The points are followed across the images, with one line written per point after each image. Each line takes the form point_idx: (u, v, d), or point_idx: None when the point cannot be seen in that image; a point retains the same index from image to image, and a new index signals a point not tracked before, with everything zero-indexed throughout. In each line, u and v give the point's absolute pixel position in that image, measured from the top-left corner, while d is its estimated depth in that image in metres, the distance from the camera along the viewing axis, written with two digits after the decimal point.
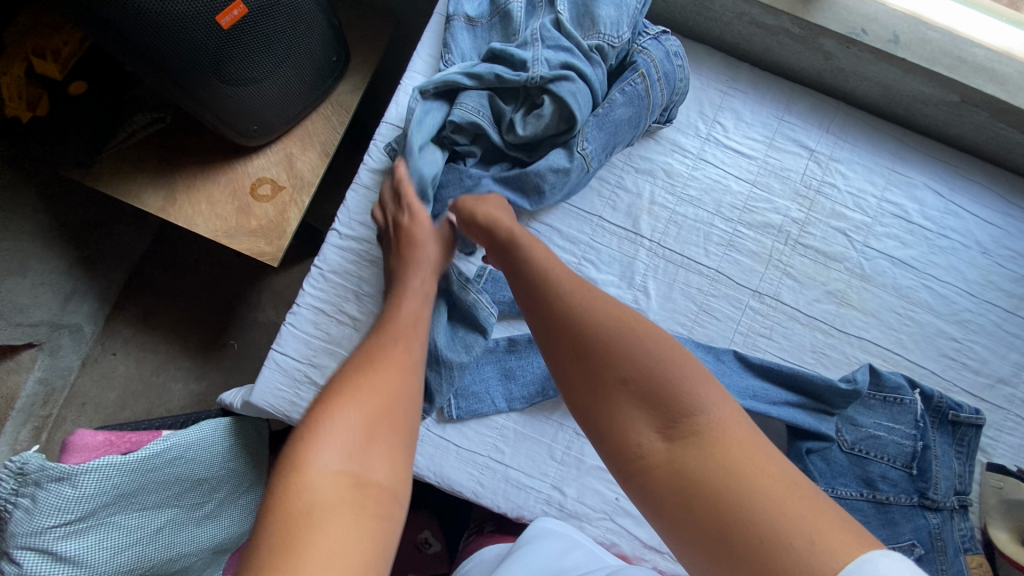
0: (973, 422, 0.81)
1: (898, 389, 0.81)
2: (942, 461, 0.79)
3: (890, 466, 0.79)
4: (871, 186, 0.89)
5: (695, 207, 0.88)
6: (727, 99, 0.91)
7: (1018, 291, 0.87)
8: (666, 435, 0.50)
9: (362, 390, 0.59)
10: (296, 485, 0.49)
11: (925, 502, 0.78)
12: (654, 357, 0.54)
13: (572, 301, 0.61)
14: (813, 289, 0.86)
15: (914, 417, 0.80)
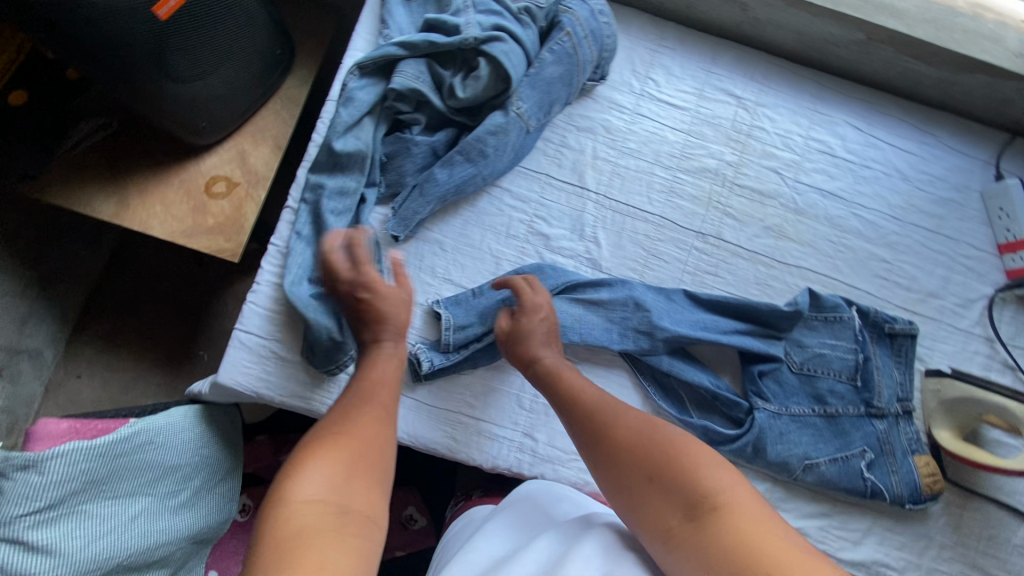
0: (908, 332, 0.87)
1: (836, 309, 0.87)
2: (883, 371, 0.85)
3: (837, 380, 0.85)
4: (797, 127, 0.95)
5: (635, 159, 0.92)
6: (657, 55, 0.96)
7: (938, 211, 0.94)
8: (692, 519, 0.57)
9: (338, 433, 0.61)
10: (282, 515, 0.51)
11: (871, 411, 0.84)
12: (671, 454, 0.63)
13: (603, 418, 0.70)
14: (751, 226, 0.92)
15: (853, 333, 0.86)
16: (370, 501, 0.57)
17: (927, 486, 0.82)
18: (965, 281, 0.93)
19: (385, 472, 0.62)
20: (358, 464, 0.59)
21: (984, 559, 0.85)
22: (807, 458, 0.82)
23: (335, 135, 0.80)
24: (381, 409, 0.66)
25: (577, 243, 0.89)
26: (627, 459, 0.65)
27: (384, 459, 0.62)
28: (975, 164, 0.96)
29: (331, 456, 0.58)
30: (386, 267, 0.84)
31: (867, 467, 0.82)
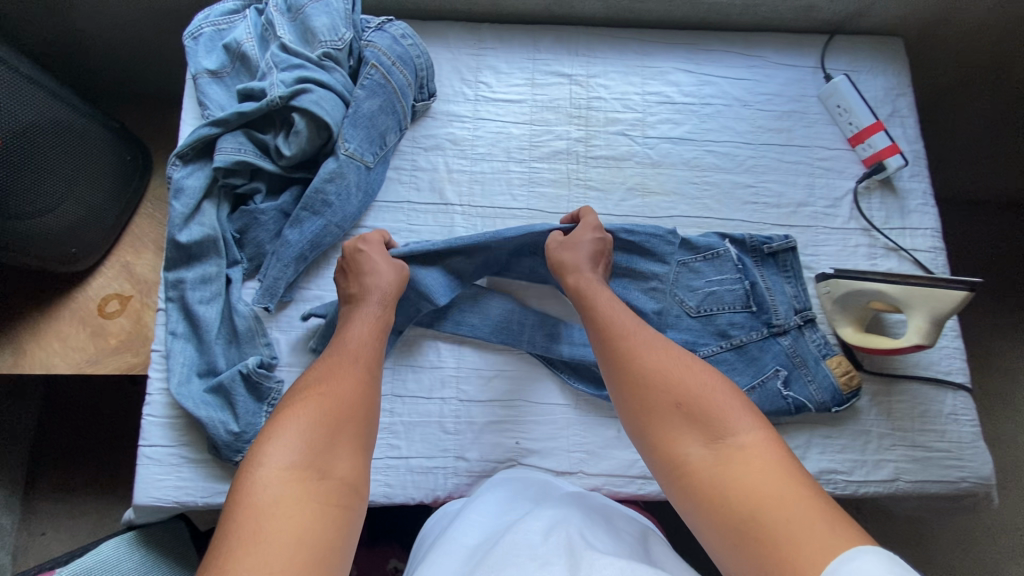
0: (787, 245, 0.90)
1: (711, 247, 0.90)
2: (773, 290, 0.89)
3: (734, 312, 0.88)
4: (631, 87, 0.99)
5: (488, 161, 0.94)
6: (481, 59, 0.98)
7: (784, 125, 0.98)
8: (707, 452, 0.59)
9: (316, 395, 0.63)
10: (248, 486, 0.54)
11: (773, 330, 0.87)
12: (696, 389, 0.64)
13: (630, 341, 0.71)
14: (616, 192, 0.94)
15: (734, 264, 0.89)
16: (348, 464, 0.60)
17: (844, 386, 0.84)
18: (828, 182, 0.96)
19: (367, 434, 0.64)
20: (335, 424, 0.61)
21: (924, 437, 0.87)
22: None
23: (177, 229, 0.80)
24: (360, 367, 0.69)
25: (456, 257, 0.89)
26: (645, 382, 0.66)
27: (367, 422, 0.65)
28: (805, 72, 1.01)
29: (307, 420, 0.60)
30: (273, 337, 0.83)
31: (785, 385, 0.85)
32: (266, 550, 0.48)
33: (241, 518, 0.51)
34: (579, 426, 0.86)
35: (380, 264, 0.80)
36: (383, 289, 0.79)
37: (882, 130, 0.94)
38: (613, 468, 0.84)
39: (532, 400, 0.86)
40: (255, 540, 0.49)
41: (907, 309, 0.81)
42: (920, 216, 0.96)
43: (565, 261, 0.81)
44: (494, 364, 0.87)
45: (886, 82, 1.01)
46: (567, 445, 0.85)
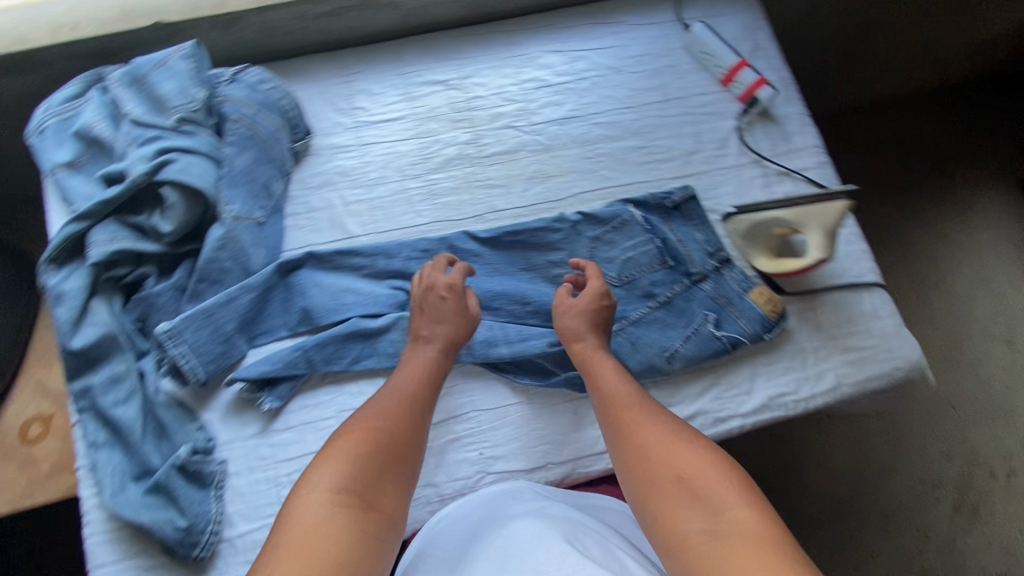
0: (687, 195, 0.94)
1: (617, 215, 0.92)
2: (685, 241, 0.92)
3: (653, 271, 0.90)
4: (506, 78, 0.99)
5: (383, 184, 0.92)
6: (352, 85, 0.96)
7: (659, 83, 1.01)
8: (705, 527, 0.57)
9: (368, 430, 0.66)
10: (295, 508, 0.57)
11: (694, 279, 0.90)
12: (703, 462, 0.63)
13: (636, 414, 0.71)
14: (517, 183, 0.95)
15: (641, 226, 0.91)
16: (390, 501, 0.62)
17: (770, 314, 0.88)
18: (713, 125, 1.00)
19: (409, 475, 0.66)
20: (381, 462, 0.64)
21: (854, 340, 0.92)
22: (665, 349, 0.86)
23: (68, 336, 0.76)
24: (410, 410, 0.71)
25: (374, 285, 0.86)
26: (648, 456, 0.66)
27: (412, 463, 0.67)
28: (667, 27, 1.03)
29: (357, 451, 0.63)
30: (204, 418, 0.80)
31: (717, 326, 0.88)
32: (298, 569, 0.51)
33: (282, 540, 0.54)
34: (537, 420, 0.86)
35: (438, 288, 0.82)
36: (450, 334, 0.79)
37: (746, 66, 0.99)
38: (579, 450, 0.85)
39: (484, 407, 0.86)
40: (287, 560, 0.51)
41: (804, 228, 0.85)
42: (803, 137, 1.00)
43: (564, 320, 0.83)
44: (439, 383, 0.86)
45: (743, 20, 1.05)
46: (530, 441, 0.85)
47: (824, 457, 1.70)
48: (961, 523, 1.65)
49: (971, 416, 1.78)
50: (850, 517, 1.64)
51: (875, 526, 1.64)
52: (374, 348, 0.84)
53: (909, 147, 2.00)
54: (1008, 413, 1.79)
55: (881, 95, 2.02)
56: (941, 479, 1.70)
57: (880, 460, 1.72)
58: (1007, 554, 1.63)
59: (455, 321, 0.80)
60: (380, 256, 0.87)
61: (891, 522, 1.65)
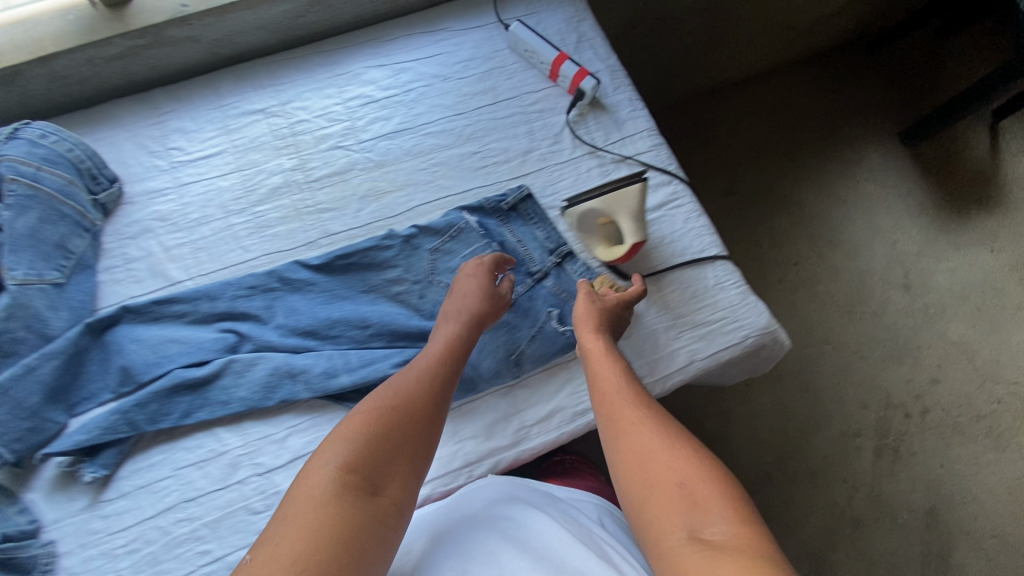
0: (522, 194, 0.94)
1: (453, 224, 0.91)
2: (523, 241, 0.92)
3: (494, 276, 0.89)
4: (330, 99, 0.97)
5: (206, 224, 0.89)
6: (164, 124, 0.92)
7: (487, 85, 1.01)
8: (699, 540, 0.55)
9: (383, 413, 0.69)
10: (306, 480, 0.62)
11: (535, 277, 0.91)
12: (701, 473, 0.60)
13: (640, 412, 0.69)
14: (349, 205, 0.92)
15: (477, 232, 0.91)
16: (398, 486, 0.65)
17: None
18: (545, 122, 1.00)
19: (421, 463, 0.69)
20: (393, 446, 0.66)
21: (702, 315, 0.93)
22: (512, 351, 0.87)
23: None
24: (427, 395, 0.72)
25: (200, 331, 0.83)
26: (645, 457, 0.64)
27: (428, 449, 0.70)
28: (491, 28, 1.03)
29: (368, 437, 0.65)
30: (25, 499, 0.76)
31: (561, 322, 0.89)
32: (295, 543, 0.55)
33: (292, 512, 0.59)
34: None
35: (467, 282, 0.84)
36: (477, 313, 0.81)
37: (567, 60, 0.99)
38: (437, 469, 0.82)
39: None
40: (286, 534, 0.57)
41: (615, 215, 0.88)
42: (635, 122, 1.02)
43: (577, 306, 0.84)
44: (282, 424, 0.83)
45: (566, 13, 1.06)
46: None
47: (750, 426, 1.72)
48: (884, 467, 1.70)
49: (880, 362, 1.84)
50: (780, 480, 1.68)
51: (804, 484, 1.67)
52: (206, 398, 0.81)
53: (792, 114, 2.06)
54: (915, 354, 1.86)
55: (761, 67, 2.06)
56: (860, 428, 1.75)
57: (802, 420, 1.75)
58: (930, 490, 1.68)
59: (481, 300, 0.82)
60: (206, 302, 0.84)
61: (820, 478, 1.68)
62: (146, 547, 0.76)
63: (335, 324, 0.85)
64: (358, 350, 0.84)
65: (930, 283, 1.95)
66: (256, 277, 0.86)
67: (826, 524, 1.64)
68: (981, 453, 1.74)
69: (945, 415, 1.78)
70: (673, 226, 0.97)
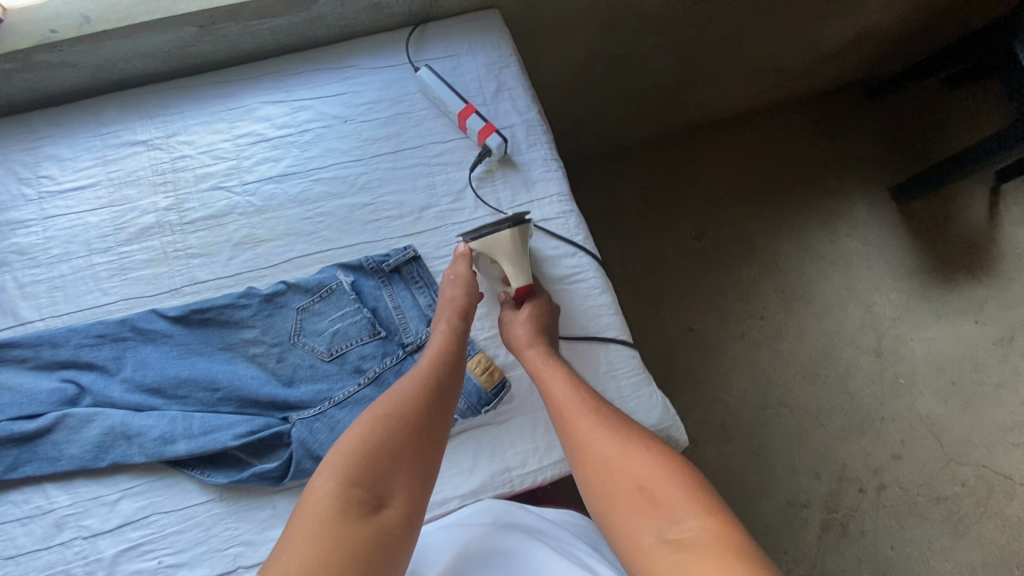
0: (407, 255, 0.88)
1: (324, 283, 0.85)
2: (401, 308, 0.86)
3: (363, 344, 0.83)
4: (218, 134, 0.91)
5: (67, 262, 0.84)
6: (38, 150, 0.88)
7: (390, 131, 0.94)
8: (667, 541, 0.59)
9: (375, 419, 0.68)
10: (311, 495, 0.62)
11: (407, 348, 0.84)
12: (669, 476, 0.64)
13: (607, 421, 0.72)
14: (222, 252, 0.87)
15: (349, 294, 0.84)
16: (403, 491, 0.65)
17: (487, 384, 0.85)
18: (448, 176, 0.93)
19: (430, 461, 0.69)
20: (390, 450, 0.66)
21: None
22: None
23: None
24: (416, 393, 0.72)
25: (40, 378, 0.79)
26: (607, 462, 0.68)
27: (436, 445, 0.70)
28: (401, 70, 0.97)
29: (368, 442, 0.66)
30: None
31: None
32: (309, 557, 0.56)
33: (300, 529, 0.59)
34: (229, 518, 0.78)
35: (453, 282, 0.84)
36: (455, 305, 0.83)
37: (474, 113, 0.92)
38: None
39: (169, 508, 0.78)
40: (299, 549, 0.57)
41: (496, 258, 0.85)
42: (545, 185, 0.94)
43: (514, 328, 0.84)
44: (115, 486, 0.78)
45: (487, 58, 0.98)
46: (220, 542, 0.77)
47: None
48: (829, 544, 1.57)
49: (839, 432, 1.68)
50: None
51: None
52: (36, 452, 0.77)
53: (773, 161, 1.95)
54: (879, 426, 1.68)
55: (745, 106, 1.95)
56: (809, 498, 1.61)
57: (748, 484, 1.62)
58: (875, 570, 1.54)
59: (460, 292, 0.83)
60: (50, 349, 0.80)
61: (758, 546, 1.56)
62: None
63: (185, 384, 0.80)
64: (204, 412, 0.80)
65: (906, 351, 1.76)
66: (108, 326, 0.81)
67: None
68: (934, 539, 1.57)
69: (904, 493, 1.61)
70: (572, 303, 0.91)
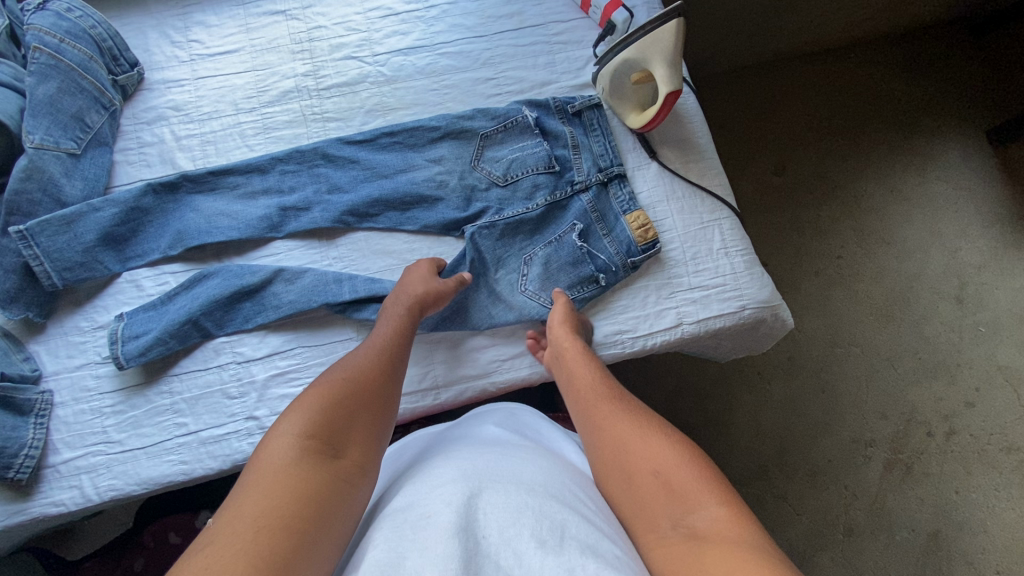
0: (565, 110, 0.91)
1: (510, 115, 0.90)
2: (578, 149, 0.90)
3: (537, 174, 0.89)
4: (350, 7, 0.95)
5: (216, 119, 0.90)
6: (189, 16, 0.93)
7: (513, 10, 0.96)
8: (684, 530, 0.56)
9: (341, 380, 0.67)
10: (266, 449, 0.58)
11: (575, 188, 0.89)
12: (680, 459, 0.61)
13: (621, 408, 0.70)
14: (356, 117, 0.92)
15: (532, 128, 0.90)
16: (360, 449, 0.62)
17: (639, 239, 0.87)
18: (568, 54, 0.95)
19: (383, 424, 0.67)
20: (352, 408, 0.64)
21: (703, 277, 0.88)
22: (524, 255, 0.89)
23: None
24: (381, 368, 0.71)
25: (198, 222, 0.86)
26: (624, 449, 0.65)
27: (387, 413, 0.68)
28: None
29: (325, 399, 0.63)
30: (32, 350, 0.83)
31: (582, 238, 0.89)
32: (264, 505, 0.51)
33: (249, 486, 0.54)
34: None
35: (419, 272, 0.84)
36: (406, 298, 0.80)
37: None
38: (407, 386, 0.85)
39: (310, 343, 0.85)
40: (252, 504, 0.51)
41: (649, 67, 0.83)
42: None
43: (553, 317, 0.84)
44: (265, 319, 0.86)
45: None
46: None
47: (753, 418, 1.58)
48: (892, 482, 1.55)
49: (911, 375, 1.64)
50: (776, 475, 1.55)
51: (798, 484, 1.54)
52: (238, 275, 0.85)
53: (864, 99, 1.86)
54: (954, 372, 1.64)
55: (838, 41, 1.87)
56: (874, 437, 1.59)
57: (813, 418, 1.60)
58: (939, 513, 1.52)
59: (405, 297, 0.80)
60: (208, 197, 0.87)
61: (820, 478, 1.55)
62: (130, 411, 0.83)
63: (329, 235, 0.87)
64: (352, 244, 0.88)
65: (990, 300, 1.70)
66: (258, 178, 0.88)
67: (815, 526, 1.52)
68: (1004, 486, 1.54)
69: (974, 440, 1.58)
70: (692, 181, 0.91)
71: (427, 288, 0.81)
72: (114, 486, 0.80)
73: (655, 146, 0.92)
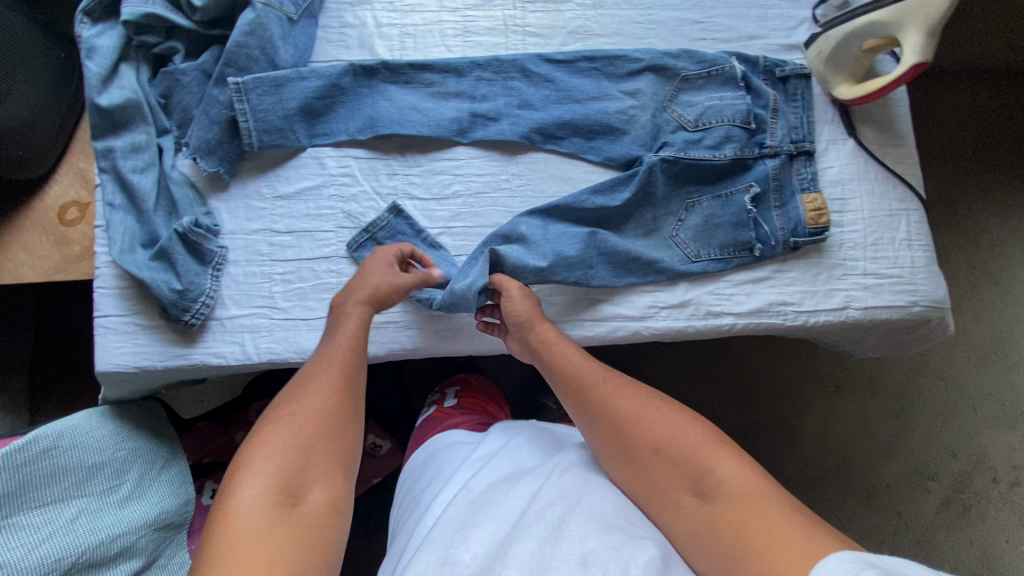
0: (772, 71, 0.89)
1: (718, 63, 0.88)
2: (777, 113, 0.88)
3: (732, 125, 0.87)
4: None
5: (419, 12, 0.89)
6: None
7: None
8: (699, 492, 0.61)
9: (289, 421, 0.64)
10: (224, 515, 0.56)
11: (763, 151, 0.87)
12: (679, 427, 0.65)
13: (609, 388, 0.70)
14: (558, 36, 0.90)
15: (737, 78, 0.87)
16: (324, 488, 0.61)
17: (811, 221, 0.84)
18: (782, 12, 0.92)
19: (347, 452, 0.66)
20: (305, 450, 0.62)
21: (871, 265, 0.86)
22: (687, 201, 0.88)
23: (95, 92, 0.79)
24: (331, 394, 0.67)
25: (390, 111, 0.86)
26: (627, 423, 0.66)
27: (348, 440, 0.66)
28: None
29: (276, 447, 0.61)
30: (212, 204, 0.84)
31: (753, 202, 0.86)
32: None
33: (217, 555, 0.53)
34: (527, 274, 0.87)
35: (379, 270, 0.77)
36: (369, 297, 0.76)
37: None
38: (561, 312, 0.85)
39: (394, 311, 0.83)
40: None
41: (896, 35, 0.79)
42: None
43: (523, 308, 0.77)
44: (439, 222, 0.86)
45: None
46: None
47: (818, 428, 1.47)
48: (947, 519, 1.43)
49: (990, 419, 1.49)
50: (830, 487, 1.44)
51: (851, 503, 1.43)
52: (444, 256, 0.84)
53: None
54: None
55: None
56: (938, 471, 1.46)
57: (877, 441, 1.47)
58: (983, 556, 1.40)
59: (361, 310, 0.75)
60: (402, 89, 0.87)
61: (874, 501, 1.44)
62: (297, 283, 0.84)
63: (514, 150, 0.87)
64: (532, 161, 0.87)
65: None
66: (454, 79, 0.88)
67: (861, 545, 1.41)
68: None
69: None
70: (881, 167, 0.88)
71: (384, 282, 0.76)
72: (273, 349, 0.83)
73: (854, 121, 0.90)
